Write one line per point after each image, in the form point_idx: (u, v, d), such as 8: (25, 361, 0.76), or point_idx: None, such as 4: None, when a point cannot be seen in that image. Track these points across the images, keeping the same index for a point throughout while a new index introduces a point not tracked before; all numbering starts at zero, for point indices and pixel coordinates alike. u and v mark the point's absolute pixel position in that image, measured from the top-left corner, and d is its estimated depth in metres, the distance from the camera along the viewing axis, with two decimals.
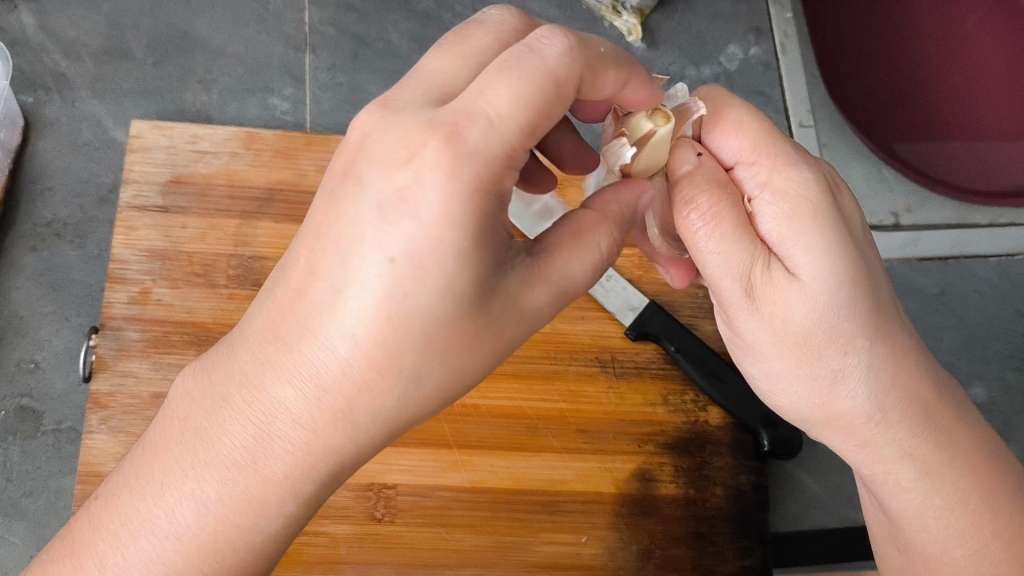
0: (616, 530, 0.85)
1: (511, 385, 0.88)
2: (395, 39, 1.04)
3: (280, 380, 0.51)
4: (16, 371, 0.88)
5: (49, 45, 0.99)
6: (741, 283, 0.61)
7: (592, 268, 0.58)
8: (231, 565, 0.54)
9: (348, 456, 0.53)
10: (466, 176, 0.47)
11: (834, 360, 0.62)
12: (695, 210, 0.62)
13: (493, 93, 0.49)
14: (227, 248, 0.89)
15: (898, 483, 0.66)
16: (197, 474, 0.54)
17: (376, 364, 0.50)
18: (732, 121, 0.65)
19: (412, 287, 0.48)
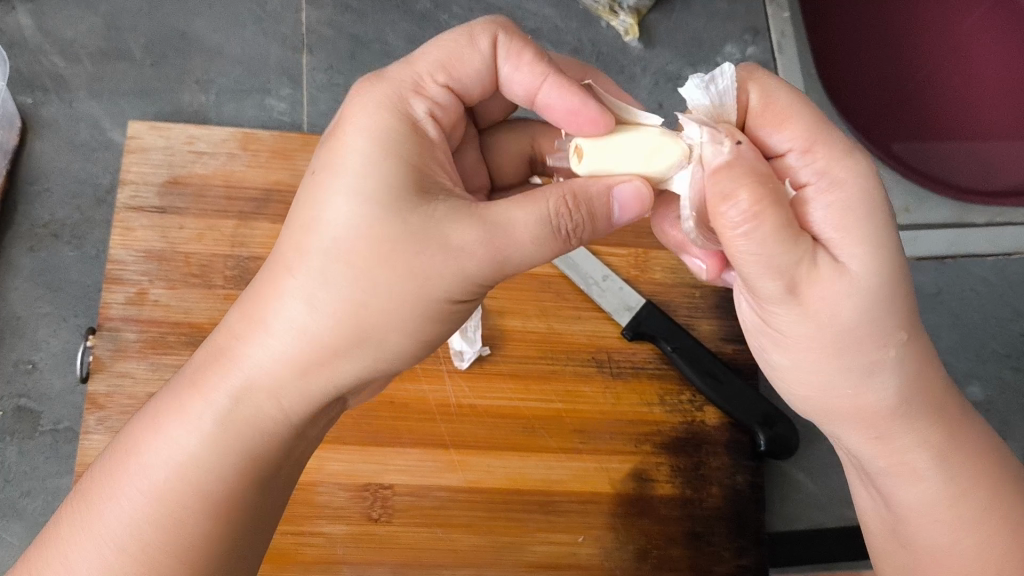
0: (614, 530, 0.85)
1: (508, 385, 0.88)
2: (392, 39, 1.04)
3: (244, 321, 0.58)
4: (14, 372, 0.88)
5: (46, 46, 0.99)
6: (786, 279, 0.56)
7: (540, 229, 0.57)
8: (183, 505, 0.56)
9: (294, 386, 0.57)
10: (388, 115, 0.60)
11: (872, 353, 0.59)
12: (739, 208, 0.53)
13: (429, 76, 0.65)
14: (224, 249, 0.89)
15: (914, 473, 0.64)
16: (168, 421, 0.58)
17: (313, 298, 0.56)
18: (784, 109, 0.61)
19: (344, 210, 0.56)
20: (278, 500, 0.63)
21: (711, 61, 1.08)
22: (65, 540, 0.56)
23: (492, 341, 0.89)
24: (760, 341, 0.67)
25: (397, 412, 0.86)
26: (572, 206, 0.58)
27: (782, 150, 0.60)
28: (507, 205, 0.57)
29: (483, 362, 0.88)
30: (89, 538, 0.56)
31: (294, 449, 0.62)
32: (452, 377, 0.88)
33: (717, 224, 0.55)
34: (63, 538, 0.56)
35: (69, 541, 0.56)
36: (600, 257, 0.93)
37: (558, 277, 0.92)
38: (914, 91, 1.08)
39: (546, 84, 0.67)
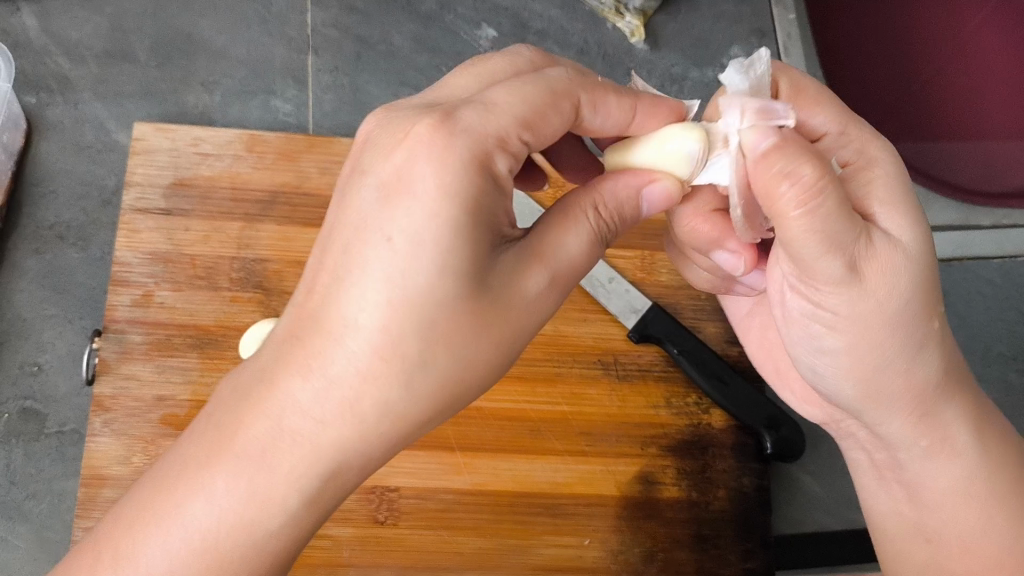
0: (620, 533, 0.85)
1: (513, 388, 0.88)
2: (397, 41, 1.04)
3: (291, 366, 0.51)
4: (20, 373, 0.88)
5: (52, 48, 0.99)
6: (846, 257, 0.55)
7: (583, 240, 0.56)
8: (236, 563, 0.52)
9: (351, 451, 0.51)
10: (460, 150, 0.49)
11: (920, 329, 0.59)
12: (797, 186, 0.52)
13: (494, 93, 0.53)
14: (229, 250, 0.88)
15: (949, 450, 0.65)
16: (211, 476, 0.51)
17: (385, 350, 0.50)
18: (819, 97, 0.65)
19: (414, 267, 0.48)
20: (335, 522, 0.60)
21: (718, 62, 1.08)
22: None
23: None
24: (791, 337, 0.67)
25: None
26: (598, 211, 0.57)
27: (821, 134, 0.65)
28: (561, 231, 0.56)
29: None
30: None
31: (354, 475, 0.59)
32: None
33: (766, 195, 0.54)
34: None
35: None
36: (606, 260, 0.93)
37: None
38: (920, 90, 1.08)
39: (634, 117, 0.62)
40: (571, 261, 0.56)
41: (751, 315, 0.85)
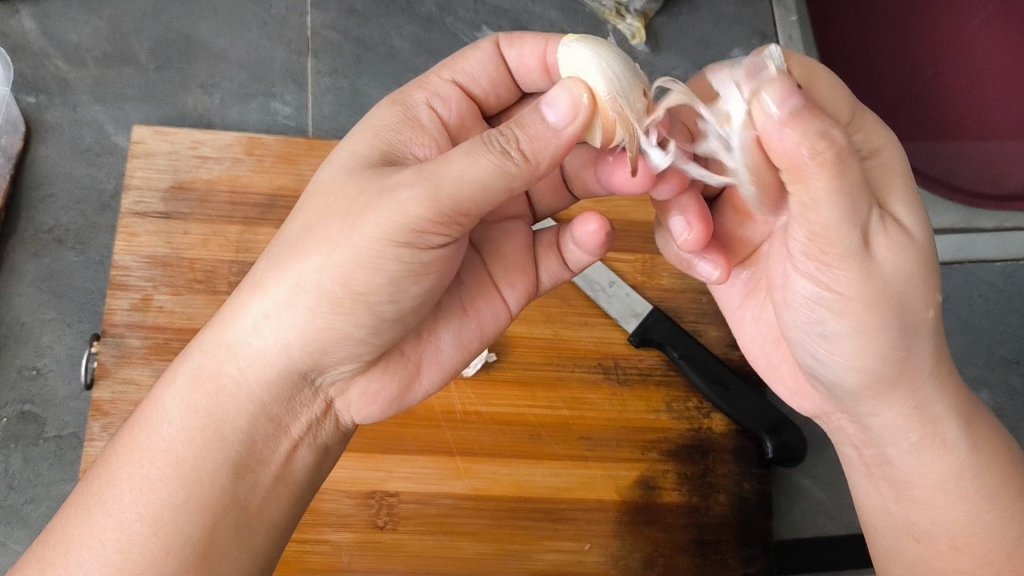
0: (620, 537, 0.85)
1: (513, 393, 0.87)
2: (397, 43, 1.04)
3: (219, 314, 0.62)
4: (18, 378, 0.87)
5: (51, 50, 0.99)
6: (860, 231, 0.55)
7: (469, 147, 0.53)
8: (189, 462, 0.58)
9: (261, 358, 0.60)
10: (376, 138, 0.65)
11: (920, 315, 0.58)
12: (826, 149, 0.51)
13: (443, 85, 0.72)
14: (228, 254, 0.88)
15: (942, 444, 0.63)
16: (158, 411, 0.60)
17: (281, 271, 0.59)
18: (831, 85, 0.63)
19: (312, 207, 0.60)
20: (256, 503, 0.61)
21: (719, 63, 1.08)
22: (71, 534, 0.57)
23: (500, 348, 0.89)
24: (790, 327, 0.66)
25: (402, 419, 0.86)
26: (505, 127, 0.55)
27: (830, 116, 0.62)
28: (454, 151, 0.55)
29: (490, 369, 0.88)
30: (87, 535, 0.57)
31: (255, 450, 0.61)
32: (457, 383, 0.87)
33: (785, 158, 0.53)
34: (61, 536, 0.57)
35: (75, 534, 0.57)
36: (606, 263, 0.93)
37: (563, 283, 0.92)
38: (923, 92, 1.07)
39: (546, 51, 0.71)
40: (456, 172, 0.53)
41: (743, 305, 0.78)
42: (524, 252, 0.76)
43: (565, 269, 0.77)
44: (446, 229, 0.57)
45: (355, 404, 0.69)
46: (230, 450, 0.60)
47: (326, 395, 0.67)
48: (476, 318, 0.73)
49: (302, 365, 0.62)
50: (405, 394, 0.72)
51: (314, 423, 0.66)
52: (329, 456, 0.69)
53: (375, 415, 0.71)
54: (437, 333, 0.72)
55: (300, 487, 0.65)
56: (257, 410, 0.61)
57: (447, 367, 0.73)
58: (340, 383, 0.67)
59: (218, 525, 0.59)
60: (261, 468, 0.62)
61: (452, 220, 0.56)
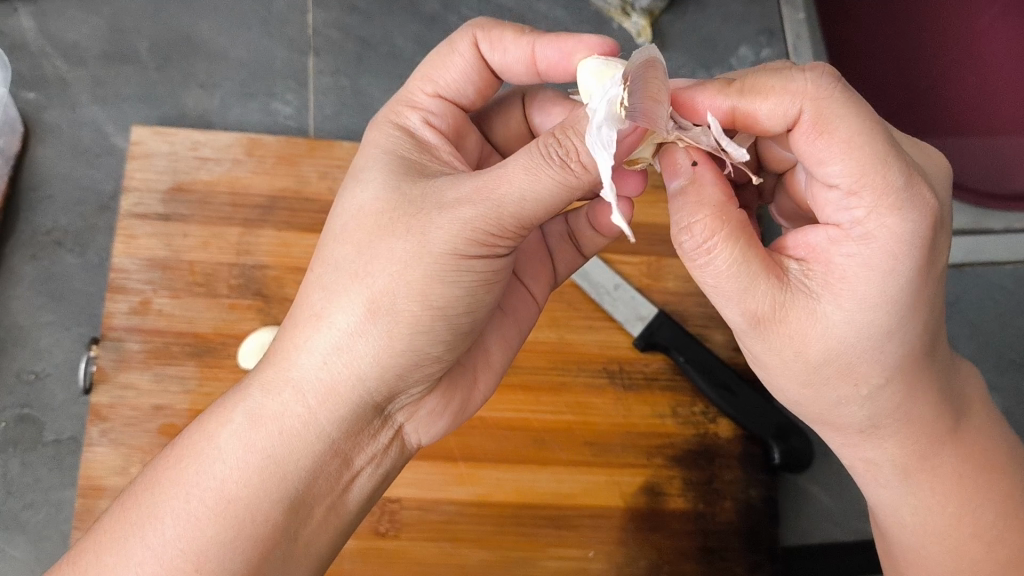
0: (624, 544, 0.83)
1: (518, 398, 0.86)
2: (399, 42, 1.03)
3: (275, 345, 0.62)
4: (16, 382, 0.86)
5: (49, 50, 0.97)
6: (751, 315, 0.57)
7: (529, 161, 0.55)
8: (240, 504, 0.58)
9: (331, 389, 0.60)
10: (395, 151, 0.66)
11: (843, 390, 0.59)
12: (694, 247, 0.57)
13: (426, 97, 0.72)
14: (228, 257, 0.87)
15: (875, 478, 0.65)
16: (209, 447, 0.59)
17: (336, 299, 0.60)
18: (838, 136, 0.53)
19: (361, 229, 0.60)
20: (306, 534, 0.61)
21: (725, 62, 1.06)
22: (108, 565, 0.56)
23: None
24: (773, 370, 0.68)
25: None
26: (563, 136, 0.55)
27: (830, 181, 0.55)
28: (508, 164, 0.56)
29: None
30: (126, 568, 0.56)
31: (315, 485, 0.61)
32: None
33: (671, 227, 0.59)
34: (95, 568, 0.56)
35: (110, 562, 0.56)
36: (612, 266, 0.91)
37: (567, 286, 0.91)
38: (930, 88, 1.04)
39: (535, 46, 0.69)
40: (519, 190, 0.55)
41: None
42: (540, 248, 0.78)
43: (578, 256, 0.78)
44: (513, 239, 0.59)
45: (421, 427, 0.69)
46: (289, 487, 0.59)
47: (396, 422, 0.67)
48: (513, 316, 0.75)
49: (375, 394, 0.62)
50: (465, 404, 0.72)
51: (379, 453, 0.66)
52: (390, 480, 0.69)
53: (443, 427, 0.71)
54: (485, 341, 0.73)
55: (351, 516, 0.65)
56: (323, 447, 0.61)
57: (497, 369, 0.74)
58: (407, 407, 0.67)
59: (264, 560, 0.58)
60: (316, 501, 0.61)
61: (517, 231, 0.58)
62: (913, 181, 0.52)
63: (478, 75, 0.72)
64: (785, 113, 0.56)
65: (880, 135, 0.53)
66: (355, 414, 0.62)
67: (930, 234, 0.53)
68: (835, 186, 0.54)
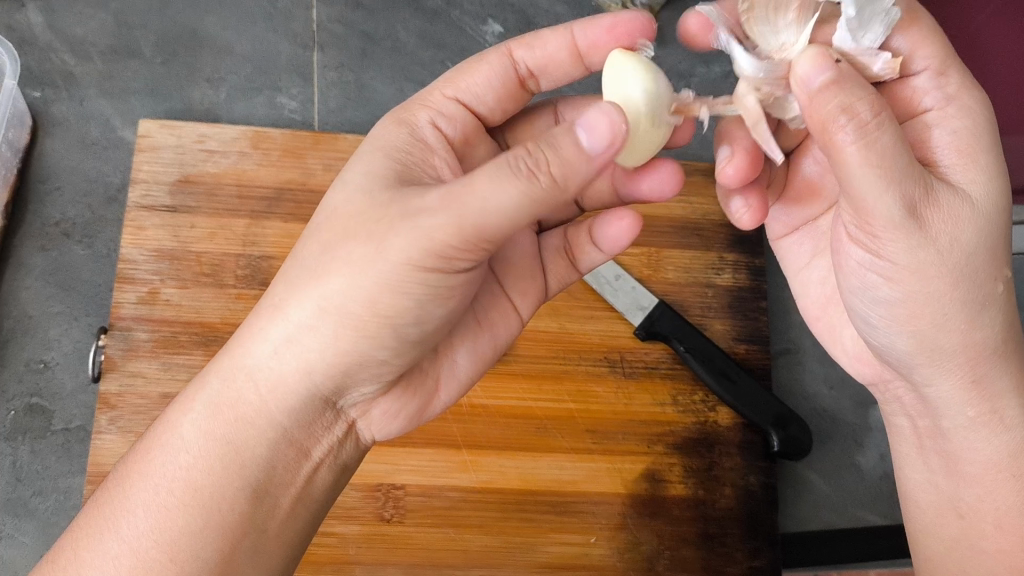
0: (626, 530, 0.85)
1: (520, 385, 0.88)
2: (403, 37, 1.04)
3: (237, 336, 0.63)
4: (26, 371, 0.88)
5: (57, 44, 0.99)
6: (907, 204, 0.55)
7: (497, 172, 0.53)
8: (204, 497, 0.59)
9: (283, 382, 0.61)
10: (391, 149, 0.67)
11: (985, 286, 0.60)
12: (852, 123, 0.52)
13: (448, 105, 0.73)
14: (235, 247, 0.88)
15: (999, 423, 0.63)
16: (172, 438, 0.61)
17: (300, 294, 0.60)
18: (919, 31, 0.63)
19: (330, 231, 0.61)
20: (275, 526, 0.62)
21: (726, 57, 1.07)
22: (83, 560, 0.58)
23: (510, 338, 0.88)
24: (849, 309, 0.66)
25: None
26: (533, 149, 0.53)
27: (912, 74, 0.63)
28: (479, 172, 0.54)
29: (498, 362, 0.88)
30: (99, 560, 0.58)
31: (274, 474, 0.62)
32: None
33: (816, 128, 0.55)
34: (73, 562, 0.58)
35: (86, 557, 0.58)
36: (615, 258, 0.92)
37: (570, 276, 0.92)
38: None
39: (573, 31, 0.71)
40: (484, 201, 0.53)
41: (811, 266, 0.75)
42: (532, 259, 0.77)
43: (571, 269, 0.78)
44: (474, 254, 0.58)
45: (377, 423, 0.70)
46: (250, 476, 0.61)
47: (348, 416, 0.68)
48: (490, 331, 0.74)
49: (323, 388, 0.63)
50: (423, 410, 0.73)
51: (335, 446, 0.67)
52: (347, 475, 0.70)
53: (396, 430, 0.71)
54: (453, 349, 0.73)
55: (316, 506, 0.66)
56: (277, 435, 0.62)
57: (463, 382, 0.74)
58: (362, 404, 0.68)
59: (234, 550, 0.59)
60: (280, 492, 0.62)
61: (479, 244, 0.56)
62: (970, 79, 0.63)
63: (504, 82, 0.74)
64: None
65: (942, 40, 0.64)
66: (308, 404, 0.63)
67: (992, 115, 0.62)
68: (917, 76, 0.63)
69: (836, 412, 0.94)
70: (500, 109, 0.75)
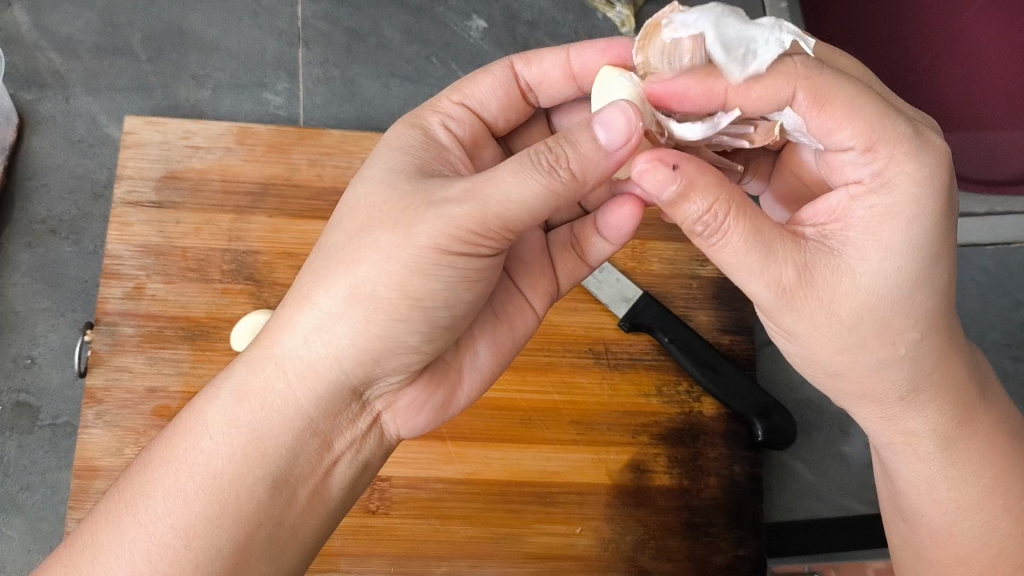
0: (612, 520, 0.85)
1: (505, 377, 0.88)
2: (388, 33, 1.04)
3: (268, 325, 0.63)
4: (14, 367, 0.88)
5: (44, 43, 0.99)
6: (776, 285, 0.57)
7: (516, 165, 0.56)
8: (233, 487, 0.58)
9: (318, 374, 0.61)
10: (403, 143, 0.67)
11: (885, 349, 0.59)
12: (705, 226, 0.56)
13: (454, 109, 0.73)
14: (220, 242, 0.89)
15: (913, 453, 0.64)
16: (197, 426, 0.60)
17: (327, 283, 0.61)
18: (834, 107, 0.57)
19: (357, 218, 0.61)
20: (291, 518, 0.61)
21: None
22: (102, 545, 0.57)
23: None
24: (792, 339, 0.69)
25: None
26: (554, 144, 0.57)
27: (843, 147, 0.57)
28: (502, 167, 0.57)
29: None
30: (118, 543, 0.57)
31: (296, 466, 0.61)
32: None
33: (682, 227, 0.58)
34: (92, 545, 0.57)
35: (106, 542, 0.57)
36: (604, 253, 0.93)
37: None
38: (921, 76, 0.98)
39: (571, 55, 0.73)
40: (505, 189, 0.56)
41: None
42: (541, 254, 0.77)
43: (582, 264, 0.77)
44: (498, 241, 0.60)
45: (403, 416, 0.69)
46: (272, 466, 0.60)
47: (376, 408, 0.68)
48: (508, 326, 0.75)
49: (351, 376, 0.63)
50: (448, 402, 0.72)
51: (358, 439, 0.66)
52: (368, 473, 0.69)
53: (421, 425, 0.71)
54: (474, 340, 0.73)
55: (335, 504, 0.65)
56: (302, 426, 0.62)
57: (485, 373, 0.74)
58: (387, 395, 0.68)
59: (250, 539, 0.58)
60: (300, 484, 0.61)
61: (502, 233, 0.59)
62: (927, 138, 0.56)
63: (507, 92, 0.75)
64: (777, 95, 0.59)
65: (878, 100, 0.56)
66: (335, 395, 0.63)
67: (946, 177, 0.56)
68: (849, 149, 0.57)
69: (822, 403, 0.94)
70: (501, 121, 0.76)
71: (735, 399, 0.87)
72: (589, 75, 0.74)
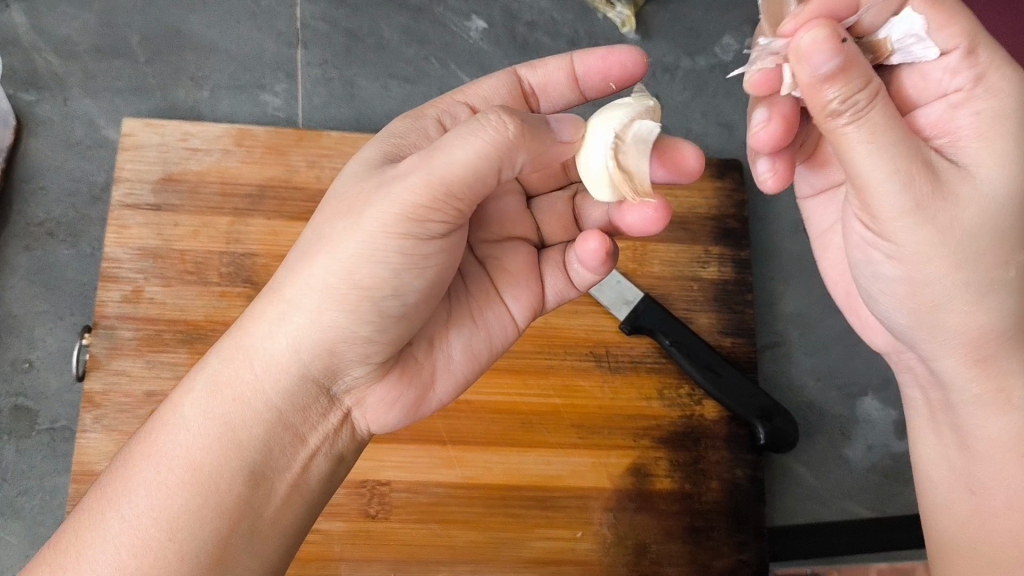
0: (611, 524, 0.85)
1: (505, 380, 0.87)
2: (387, 33, 1.04)
3: (239, 319, 0.63)
4: (11, 370, 0.88)
5: (42, 44, 0.99)
6: (904, 177, 0.54)
7: (463, 126, 0.55)
8: (211, 478, 0.58)
9: (283, 364, 0.61)
10: (389, 137, 0.66)
11: (993, 270, 0.59)
12: (846, 108, 0.52)
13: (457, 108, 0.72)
14: (218, 245, 0.88)
15: (1004, 402, 0.62)
16: (174, 418, 0.60)
17: (297, 275, 0.60)
18: (941, 10, 0.58)
19: (330, 211, 0.61)
20: (271, 512, 0.61)
21: (710, 51, 1.07)
22: (84, 540, 0.57)
23: None
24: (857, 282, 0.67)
25: None
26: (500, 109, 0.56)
27: (942, 52, 0.59)
28: (451, 134, 0.56)
29: None
30: (100, 542, 0.56)
31: (272, 459, 0.61)
32: None
33: (811, 106, 0.54)
34: (75, 543, 0.57)
35: (88, 539, 0.57)
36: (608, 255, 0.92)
37: None
38: None
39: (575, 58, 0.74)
40: (451, 151, 0.55)
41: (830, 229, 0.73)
42: (530, 270, 0.75)
43: (570, 286, 0.76)
44: (446, 216, 0.58)
45: (373, 413, 0.68)
46: (247, 458, 0.60)
47: (342, 404, 0.67)
48: (483, 328, 0.73)
49: (314, 368, 0.62)
50: (420, 402, 0.71)
51: (331, 434, 0.66)
52: (345, 466, 0.69)
53: (392, 421, 0.70)
54: (449, 342, 0.72)
55: (312, 497, 0.64)
56: (272, 418, 0.61)
57: (457, 375, 0.73)
58: (356, 390, 0.67)
59: (227, 535, 0.58)
60: (276, 477, 0.61)
61: (448, 205, 0.57)
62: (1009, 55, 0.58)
63: (510, 92, 0.75)
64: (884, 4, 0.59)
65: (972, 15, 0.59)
66: (301, 387, 0.62)
67: None
68: (946, 56, 0.59)
69: (825, 406, 0.94)
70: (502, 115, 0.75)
71: (754, 386, 0.87)
72: (592, 79, 0.74)
